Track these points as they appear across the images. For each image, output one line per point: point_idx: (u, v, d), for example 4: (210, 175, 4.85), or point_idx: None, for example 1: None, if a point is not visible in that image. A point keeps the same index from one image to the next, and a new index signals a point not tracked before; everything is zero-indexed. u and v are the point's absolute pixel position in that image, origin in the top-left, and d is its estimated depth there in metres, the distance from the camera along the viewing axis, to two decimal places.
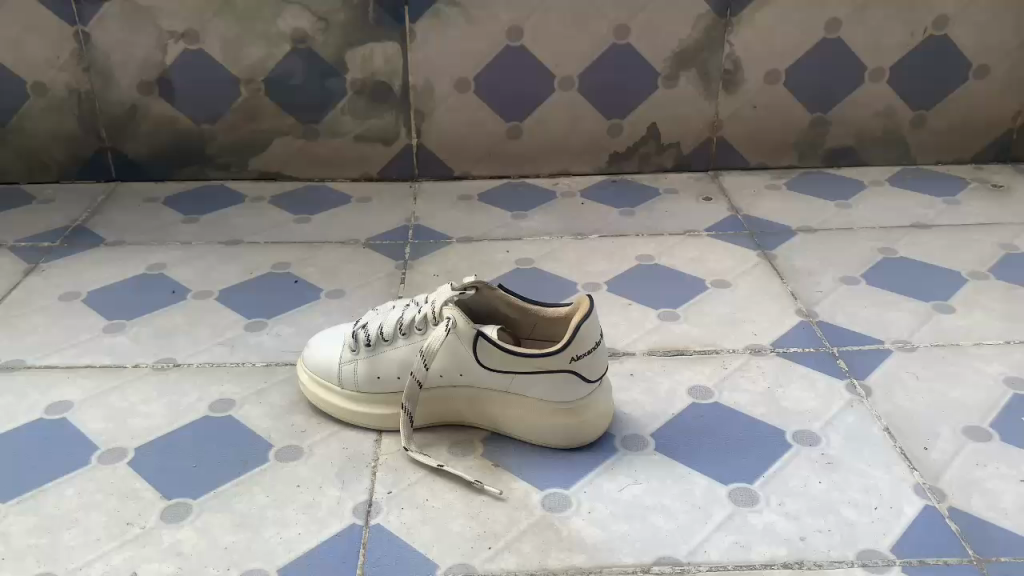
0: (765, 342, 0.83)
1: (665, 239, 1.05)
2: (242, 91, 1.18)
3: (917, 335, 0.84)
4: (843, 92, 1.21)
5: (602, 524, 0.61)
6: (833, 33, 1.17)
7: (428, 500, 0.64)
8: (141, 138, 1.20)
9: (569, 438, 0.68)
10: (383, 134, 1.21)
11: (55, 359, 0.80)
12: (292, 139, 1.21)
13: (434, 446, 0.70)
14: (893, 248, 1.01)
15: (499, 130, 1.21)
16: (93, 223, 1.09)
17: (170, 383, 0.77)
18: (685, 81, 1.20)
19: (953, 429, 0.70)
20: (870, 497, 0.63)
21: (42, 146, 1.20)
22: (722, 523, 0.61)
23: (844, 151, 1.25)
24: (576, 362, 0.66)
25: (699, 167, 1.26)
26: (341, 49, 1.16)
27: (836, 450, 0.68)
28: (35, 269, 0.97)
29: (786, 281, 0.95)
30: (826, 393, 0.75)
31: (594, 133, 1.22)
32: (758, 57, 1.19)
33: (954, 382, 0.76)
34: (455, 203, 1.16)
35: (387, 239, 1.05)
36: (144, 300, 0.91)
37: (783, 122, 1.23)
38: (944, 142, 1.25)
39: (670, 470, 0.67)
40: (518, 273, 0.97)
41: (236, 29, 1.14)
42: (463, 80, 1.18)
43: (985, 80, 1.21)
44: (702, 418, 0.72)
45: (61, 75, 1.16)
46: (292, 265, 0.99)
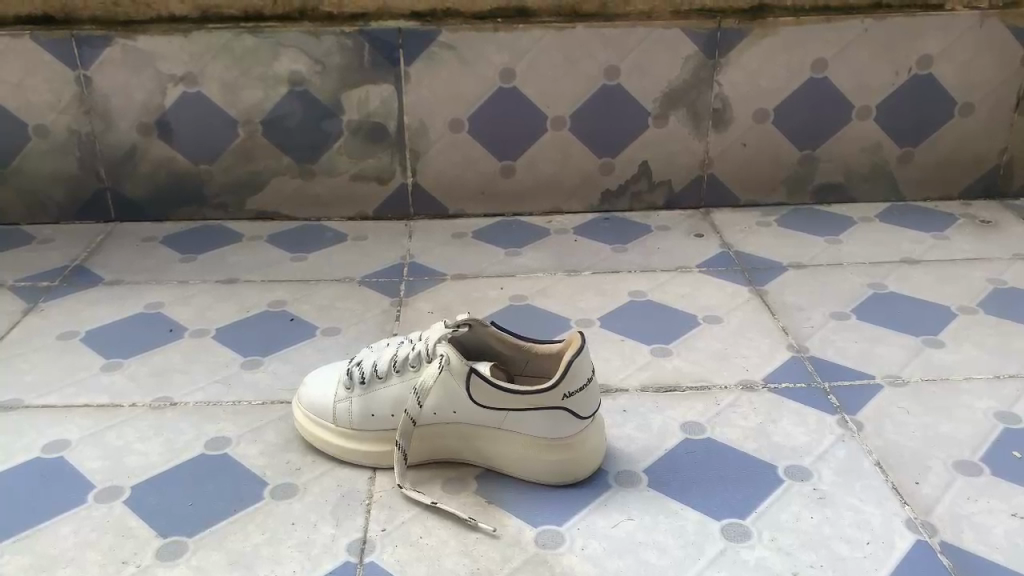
0: (757, 378, 0.84)
1: (657, 275, 1.06)
2: (240, 132, 1.19)
3: (907, 369, 0.85)
4: (831, 130, 1.23)
5: (595, 561, 0.62)
6: (819, 73, 1.20)
7: (422, 537, 0.64)
8: (140, 179, 1.22)
9: (561, 475, 0.69)
10: (378, 173, 1.22)
11: (53, 398, 0.81)
12: (289, 179, 1.23)
13: (428, 483, 0.70)
14: (883, 283, 1.03)
15: (493, 169, 1.23)
16: (92, 262, 1.11)
17: (167, 421, 0.77)
18: (676, 120, 1.22)
19: (944, 463, 0.71)
20: (863, 532, 0.64)
21: (42, 187, 1.21)
22: (715, 559, 0.62)
23: (833, 187, 1.27)
24: (568, 399, 0.66)
25: (690, 204, 1.27)
26: (338, 91, 1.18)
27: (828, 485, 0.69)
28: (34, 308, 0.98)
29: (777, 317, 0.96)
30: (818, 429, 0.76)
31: (587, 171, 1.24)
32: (746, 96, 1.21)
33: (945, 416, 0.77)
34: (449, 240, 1.18)
35: (382, 276, 1.07)
36: (141, 339, 0.92)
37: (773, 160, 1.25)
38: (932, 178, 1.27)
39: (663, 506, 0.67)
40: (512, 309, 0.98)
41: (234, 72, 1.16)
42: (458, 120, 1.20)
43: (970, 118, 1.23)
44: (694, 454, 0.73)
45: (62, 117, 1.17)
46: (288, 303, 1.00)
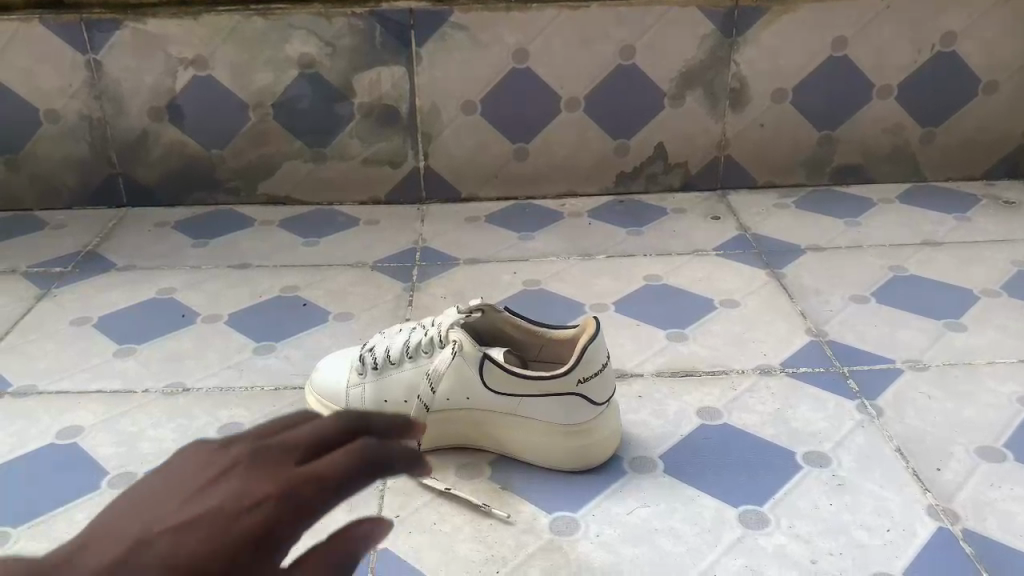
0: (775, 363, 0.82)
1: (673, 259, 1.05)
2: (250, 116, 1.19)
3: (929, 353, 0.83)
4: (850, 110, 1.21)
5: (611, 548, 0.61)
6: (839, 52, 1.18)
7: (437, 523, 0.64)
8: (152, 164, 1.21)
9: (575, 462, 0.68)
10: (390, 157, 1.21)
11: (66, 385, 0.81)
12: (301, 163, 1.22)
13: (442, 468, 0.70)
14: (903, 266, 1.01)
15: (506, 152, 1.22)
16: (105, 248, 1.10)
17: (180, 408, 0.77)
18: (692, 100, 1.20)
19: (966, 449, 0.70)
20: (882, 520, 0.63)
21: (55, 173, 1.21)
22: (732, 546, 0.61)
23: (852, 169, 1.25)
24: (583, 385, 0.66)
25: (706, 186, 1.25)
26: (349, 73, 1.17)
27: (847, 471, 0.68)
28: (46, 294, 0.98)
29: (795, 300, 0.94)
30: (837, 414, 0.75)
31: (601, 152, 1.23)
32: (764, 75, 1.19)
33: (967, 401, 0.75)
34: (462, 224, 1.17)
35: (394, 261, 1.06)
36: (154, 324, 0.91)
37: (791, 141, 1.23)
38: (954, 158, 1.24)
39: (679, 493, 0.66)
40: (526, 294, 0.97)
41: (244, 55, 1.15)
42: (471, 103, 1.19)
43: (993, 96, 1.21)
44: (710, 440, 0.72)
45: (73, 103, 1.17)
46: (300, 288, 0.99)
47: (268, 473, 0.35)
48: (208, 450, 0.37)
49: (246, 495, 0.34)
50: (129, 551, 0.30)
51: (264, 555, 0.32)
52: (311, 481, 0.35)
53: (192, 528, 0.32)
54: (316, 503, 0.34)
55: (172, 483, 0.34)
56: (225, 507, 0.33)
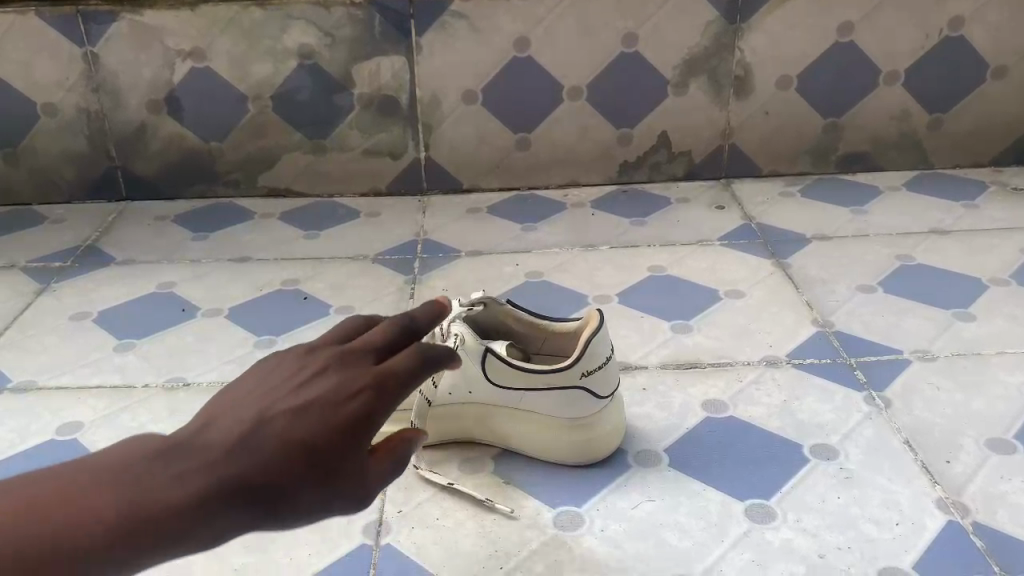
0: (781, 354, 0.81)
1: (677, 249, 1.04)
2: (249, 108, 1.18)
3: (937, 343, 0.82)
4: (856, 97, 1.20)
5: (615, 543, 0.60)
6: (845, 38, 1.16)
7: (439, 518, 0.63)
8: (151, 157, 1.20)
9: (579, 455, 0.67)
10: (390, 148, 1.20)
11: (65, 380, 0.80)
12: (301, 155, 1.21)
13: (445, 463, 0.69)
14: (911, 255, 0.99)
15: (508, 142, 1.21)
16: (104, 242, 1.10)
17: (180, 403, 0.76)
18: (696, 88, 1.19)
19: (976, 441, 0.69)
20: (891, 513, 0.62)
21: (53, 166, 1.20)
22: (738, 541, 0.60)
23: (858, 156, 1.24)
24: (587, 378, 0.65)
25: (710, 175, 1.24)
26: (349, 64, 1.15)
27: (855, 464, 0.67)
28: (46, 289, 0.97)
29: (801, 290, 0.93)
30: (844, 405, 0.74)
31: (604, 142, 1.21)
32: (769, 62, 1.17)
33: (976, 392, 0.74)
34: (464, 216, 1.16)
35: (395, 253, 1.05)
36: (154, 318, 0.91)
37: (796, 128, 1.22)
38: (961, 145, 1.23)
39: (684, 486, 0.65)
40: (528, 286, 0.96)
41: (243, 46, 1.14)
42: (472, 93, 1.17)
43: (1001, 82, 1.19)
44: (715, 433, 0.71)
45: (70, 96, 1.16)
46: (301, 282, 0.98)
47: (353, 373, 0.40)
48: (295, 357, 0.41)
49: (338, 390, 0.39)
50: (250, 431, 0.37)
51: (350, 441, 0.38)
52: (387, 379, 0.40)
53: (292, 414, 0.38)
54: (394, 401, 0.40)
55: (274, 375, 0.40)
56: (320, 400, 0.39)
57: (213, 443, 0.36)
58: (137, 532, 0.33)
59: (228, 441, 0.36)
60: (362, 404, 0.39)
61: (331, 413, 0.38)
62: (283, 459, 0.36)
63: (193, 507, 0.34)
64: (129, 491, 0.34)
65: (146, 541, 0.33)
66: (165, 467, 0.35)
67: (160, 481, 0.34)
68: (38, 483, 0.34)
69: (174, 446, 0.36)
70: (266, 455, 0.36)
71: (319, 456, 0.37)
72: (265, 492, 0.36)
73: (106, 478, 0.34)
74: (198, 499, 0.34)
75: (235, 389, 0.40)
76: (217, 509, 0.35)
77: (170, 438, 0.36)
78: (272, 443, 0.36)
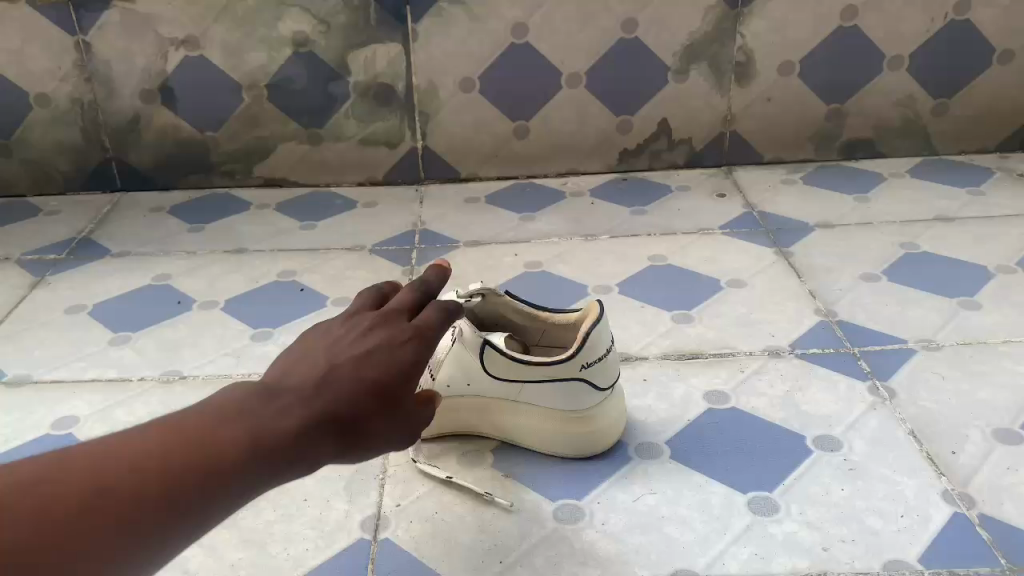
0: (784, 344, 0.80)
1: (678, 238, 1.03)
2: (244, 97, 1.16)
3: (942, 333, 0.81)
4: (859, 83, 1.18)
5: (617, 537, 0.59)
6: (848, 22, 1.14)
7: (438, 512, 0.62)
8: (146, 147, 1.19)
9: (579, 448, 0.66)
10: (387, 137, 1.19)
11: (61, 373, 0.79)
12: (297, 145, 1.19)
13: (444, 456, 0.68)
14: (915, 243, 0.98)
15: (507, 130, 1.19)
16: (99, 233, 1.08)
17: (176, 396, 0.75)
18: (697, 74, 1.17)
19: (983, 432, 0.68)
20: (896, 505, 0.61)
21: (47, 157, 1.19)
22: (742, 534, 0.59)
23: (861, 143, 1.22)
24: (586, 370, 0.63)
25: (711, 163, 1.23)
26: (344, 51, 1.14)
27: (860, 455, 0.66)
28: (41, 282, 0.96)
29: (804, 279, 0.92)
30: (848, 396, 0.73)
31: (604, 129, 1.20)
32: (771, 48, 1.16)
33: (983, 382, 0.73)
34: (462, 205, 1.14)
35: (394, 244, 1.04)
36: (150, 311, 0.90)
37: (798, 114, 1.20)
38: (966, 131, 1.21)
39: (687, 479, 0.64)
40: (528, 276, 0.95)
41: (237, 34, 1.13)
42: (470, 80, 1.16)
43: (1007, 66, 1.17)
44: (717, 424, 0.70)
45: (63, 86, 1.15)
46: (298, 273, 0.97)
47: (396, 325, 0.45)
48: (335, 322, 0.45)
49: (392, 338, 0.43)
50: (330, 372, 0.40)
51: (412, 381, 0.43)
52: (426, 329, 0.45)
53: (360, 358, 0.41)
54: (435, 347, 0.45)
55: (321, 335, 0.43)
56: (381, 347, 0.42)
57: (301, 382, 0.39)
58: (264, 454, 0.35)
59: (315, 382, 0.39)
60: (416, 349, 0.44)
61: (392, 355, 0.42)
62: (363, 397, 0.40)
63: (304, 433, 0.37)
64: (243, 426, 0.36)
65: (269, 464, 0.35)
66: (269, 402, 0.37)
67: (268, 417, 0.37)
68: (148, 426, 0.34)
69: (270, 388, 0.38)
70: (349, 393, 0.40)
71: (392, 392, 0.41)
72: (352, 425, 0.39)
73: (218, 418, 0.35)
74: (307, 426, 0.37)
75: (290, 352, 0.42)
76: (321, 437, 0.38)
77: (257, 385, 0.38)
78: (350, 384, 0.40)
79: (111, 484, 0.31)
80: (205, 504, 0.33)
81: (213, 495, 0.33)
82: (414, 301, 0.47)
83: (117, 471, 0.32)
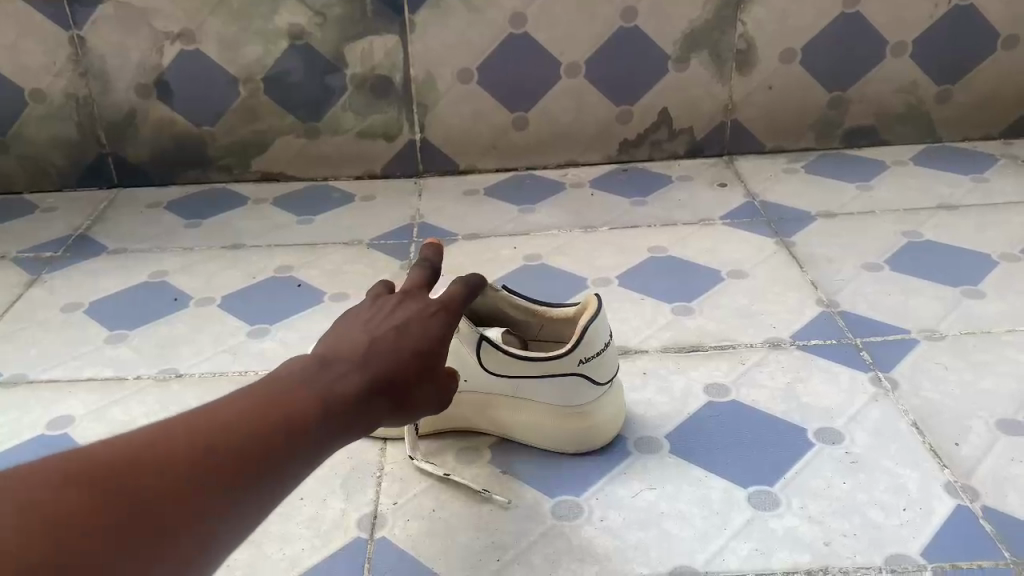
0: (785, 336, 0.80)
1: (679, 229, 1.02)
2: (240, 91, 1.15)
3: (946, 322, 0.80)
4: (862, 69, 1.17)
5: (616, 533, 0.59)
6: (849, 8, 1.13)
7: (435, 510, 0.62)
8: (143, 142, 1.18)
9: (577, 443, 0.66)
10: (385, 129, 1.18)
11: (57, 373, 0.79)
12: (294, 139, 1.19)
13: (441, 453, 0.68)
14: (918, 232, 0.97)
15: (505, 121, 1.18)
16: (97, 230, 1.08)
17: (172, 394, 0.75)
18: (697, 63, 1.16)
19: (986, 423, 0.67)
20: (899, 498, 0.60)
21: (44, 154, 1.18)
22: (742, 529, 0.59)
23: (864, 130, 1.21)
24: (584, 365, 0.63)
25: (712, 152, 1.22)
26: (340, 44, 1.13)
27: (861, 448, 0.65)
28: (38, 280, 0.96)
29: (805, 270, 0.91)
30: (850, 387, 0.72)
31: (603, 119, 1.19)
32: (772, 35, 1.14)
33: (986, 372, 0.72)
34: (460, 198, 1.14)
35: (392, 238, 1.03)
36: (146, 308, 0.89)
37: (800, 102, 1.19)
38: (970, 117, 1.20)
39: (686, 474, 0.64)
40: (526, 269, 0.94)
41: (232, 27, 1.12)
42: (468, 71, 1.15)
43: (1011, 51, 1.16)
44: (717, 417, 0.69)
45: (58, 81, 1.14)
46: (296, 269, 0.96)
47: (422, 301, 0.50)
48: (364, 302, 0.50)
49: (420, 312, 0.49)
50: (376, 342, 0.45)
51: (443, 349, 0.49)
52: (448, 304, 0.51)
53: (397, 329, 0.47)
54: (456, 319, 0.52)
55: (356, 313, 0.49)
56: (414, 320, 0.48)
57: (354, 351, 0.44)
58: (336, 412, 0.41)
59: (364, 351, 0.45)
60: (443, 318, 0.50)
61: (423, 324, 0.48)
62: (406, 361, 0.46)
63: (363, 395, 0.43)
64: (316, 387, 0.41)
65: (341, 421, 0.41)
66: (331, 369, 0.43)
67: (332, 379, 0.42)
68: (233, 393, 0.39)
69: (327, 358, 0.43)
70: (394, 358, 0.45)
71: (430, 359, 0.48)
72: (402, 385, 0.45)
73: (293, 381, 0.41)
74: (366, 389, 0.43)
75: (332, 329, 0.47)
76: (376, 399, 0.44)
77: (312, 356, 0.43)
78: (394, 351, 0.46)
79: (216, 438, 0.36)
80: (297, 454, 0.38)
81: (302, 442, 0.38)
82: (427, 274, 0.53)
83: (219, 428, 0.36)
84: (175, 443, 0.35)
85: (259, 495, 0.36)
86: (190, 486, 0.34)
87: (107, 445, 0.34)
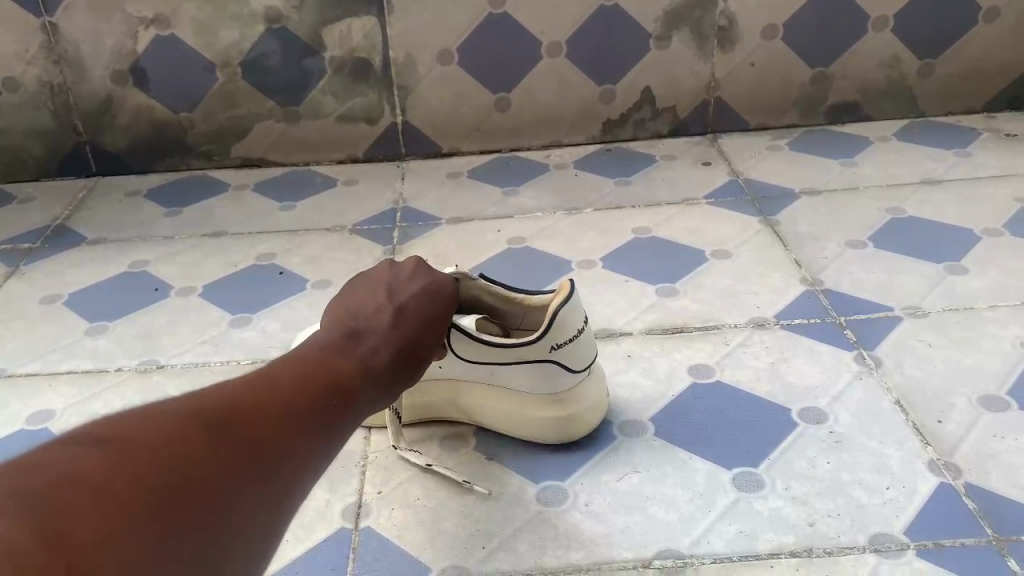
0: (769, 316, 0.79)
1: (663, 209, 1.01)
2: (218, 75, 1.14)
3: (929, 300, 0.80)
4: (845, 45, 1.16)
5: (601, 518, 0.59)
6: None
7: (420, 499, 0.61)
8: (120, 129, 1.17)
9: (557, 432, 0.65)
10: (366, 112, 1.17)
11: (36, 366, 0.78)
12: (273, 123, 1.17)
13: (425, 442, 0.67)
14: (902, 208, 0.97)
15: (487, 102, 1.17)
16: (75, 220, 1.07)
17: (153, 386, 0.74)
18: (679, 40, 1.15)
19: (969, 399, 0.67)
20: (882, 478, 0.60)
21: (19, 143, 1.17)
22: (726, 511, 0.59)
23: (848, 107, 1.20)
24: (556, 351, 0.62)
25: (696, 130, 1.21)
26: (318, 27, 1.11)
27: (845, 426, 0.65)
28: (15, 273, 0.95)
29: (789, 249, 0.91)
30: (834, 366, 0.72)
31: (586, 99, 1.18)
32: (754, 11, 1.13)
33: (968, 349, 0.73)
34: (443, 181, 1.13)
35: (374, 223, 1.02)
36: (126, 299, 0.89)
37: (783, 79, 1.18)
38: (953, 91, 1.20)
39: (672, 456, 0.64)
40: (510, 253, 0.93)
41: (207, 11, 1.10)
42: (448, 53, 1.13)
43: (993, 24, 1.15)
44: (702, 400, 0.69)
45: (31, 69, 1.12)
46: (277, 256, 0.96)
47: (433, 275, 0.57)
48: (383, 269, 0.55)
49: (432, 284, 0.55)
50: (399, 313, 0.50)
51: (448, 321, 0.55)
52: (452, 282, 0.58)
53: (410, 306, 0.52)
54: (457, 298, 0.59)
55: (365, 287, 0.53)
56: (430, 291, 0.54)
57: (380, 324, 0.48)
58: (372, 375, 0.44)
59: (391, 321, 0.49)
60: (449, 293, 0.56)
61: (433, 299, 0.54)
62: (425, 330, 0.51)
63: (391, 364, 0.46)
64: (353, 357, 0.44)
65: (376, 384, 0.44)
66: (362, 341, 0.46)
67: (364, 355, 0.45)
68: (281, 363, 0.41)
69: (355, 331, 0.47)
70: (411, 331, 0.50)
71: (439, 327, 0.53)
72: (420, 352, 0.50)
73: (334, 351, 0.44)
74: (392, 358, 0.47)
75: (350, 304, 0.51)
76: (401, 368, 0.47)
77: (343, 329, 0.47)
78: (415, 321, 0.51)
79: (289, 396, 0.37)
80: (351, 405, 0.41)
81: (353, 400, 0.41)
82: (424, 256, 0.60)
83: (289, 388, 0.38)
84: (258, 395, 0.36)
85: (329, 448, 0.38)
86: (283, 436, 0.35)
87: (197, 401, 0.34)
